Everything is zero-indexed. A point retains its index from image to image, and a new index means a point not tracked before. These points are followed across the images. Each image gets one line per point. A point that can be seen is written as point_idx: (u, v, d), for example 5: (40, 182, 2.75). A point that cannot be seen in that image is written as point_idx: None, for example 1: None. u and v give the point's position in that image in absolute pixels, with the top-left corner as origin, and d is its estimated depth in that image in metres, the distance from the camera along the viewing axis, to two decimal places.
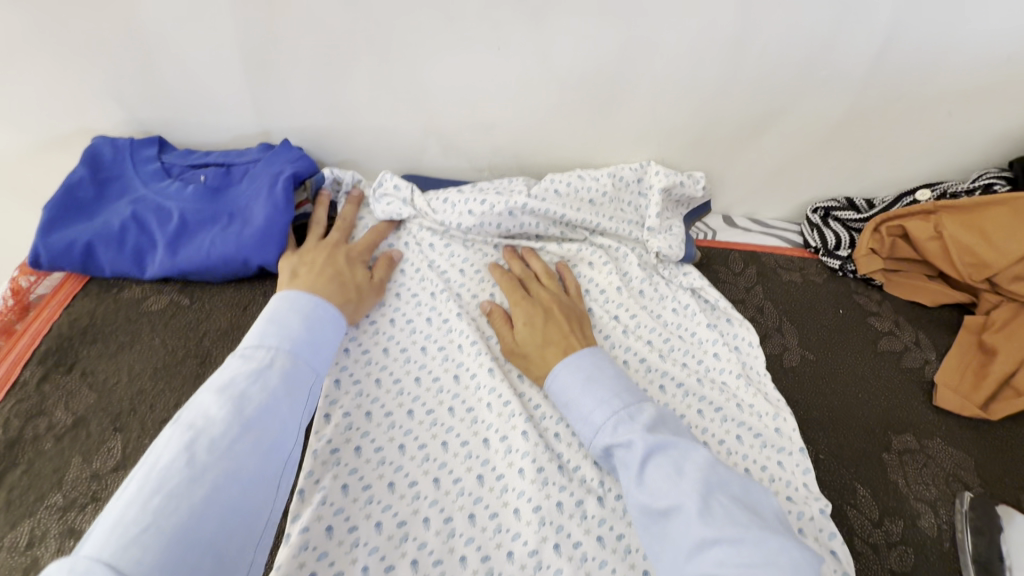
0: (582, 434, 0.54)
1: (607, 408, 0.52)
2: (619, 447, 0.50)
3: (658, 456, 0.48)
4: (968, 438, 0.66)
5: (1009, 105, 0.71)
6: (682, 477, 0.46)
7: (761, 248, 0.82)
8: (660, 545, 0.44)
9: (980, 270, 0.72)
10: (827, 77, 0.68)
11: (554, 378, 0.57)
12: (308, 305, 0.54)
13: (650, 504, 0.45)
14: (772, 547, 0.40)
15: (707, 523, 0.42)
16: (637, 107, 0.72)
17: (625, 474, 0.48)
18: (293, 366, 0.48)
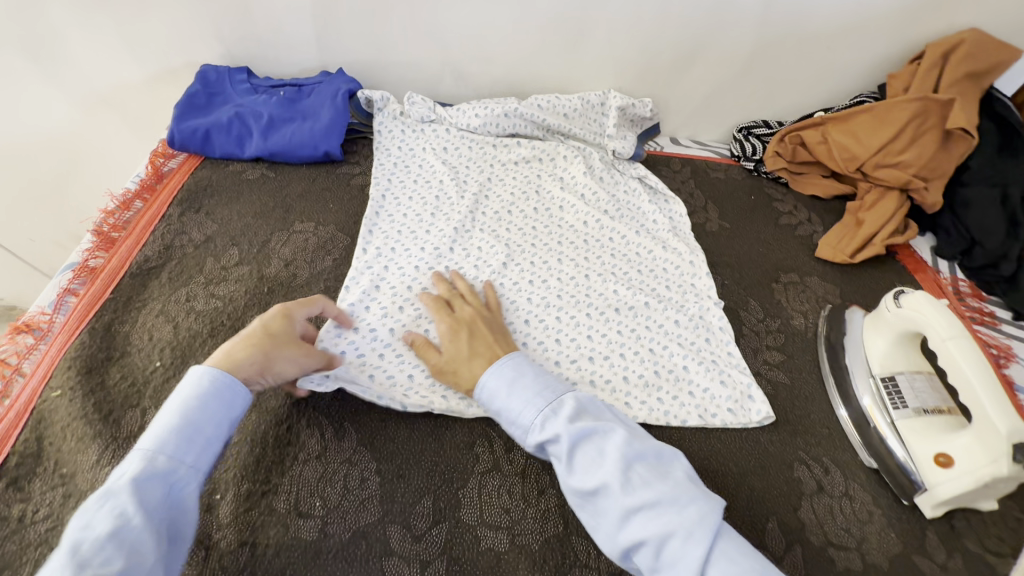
0: (515, 434, 0.59)
1: (532, 411, 0.57)
2: (550, 442, 0.56)
3: (583, 444, 0.55)
4: (836, 276, 0.91)
5: (872, 42, 0.96)
6: (604, 460, 0.54)
7: (696, 156, 1.08)
8: (598, 520, 0.53)
9: (854, 162, 0.97)
10: (733, 19, 0.94)
11: (483, 384, 0.61)
12: (192, 384, 0.51)
13: (584, 488, 0.53)
14: (684, 504, 0.51)
15: (630, 495, 0.51)
16: (597, 45, 0.98)
17: (558, 464, 0.56)
18: (154, 471, 0.46)
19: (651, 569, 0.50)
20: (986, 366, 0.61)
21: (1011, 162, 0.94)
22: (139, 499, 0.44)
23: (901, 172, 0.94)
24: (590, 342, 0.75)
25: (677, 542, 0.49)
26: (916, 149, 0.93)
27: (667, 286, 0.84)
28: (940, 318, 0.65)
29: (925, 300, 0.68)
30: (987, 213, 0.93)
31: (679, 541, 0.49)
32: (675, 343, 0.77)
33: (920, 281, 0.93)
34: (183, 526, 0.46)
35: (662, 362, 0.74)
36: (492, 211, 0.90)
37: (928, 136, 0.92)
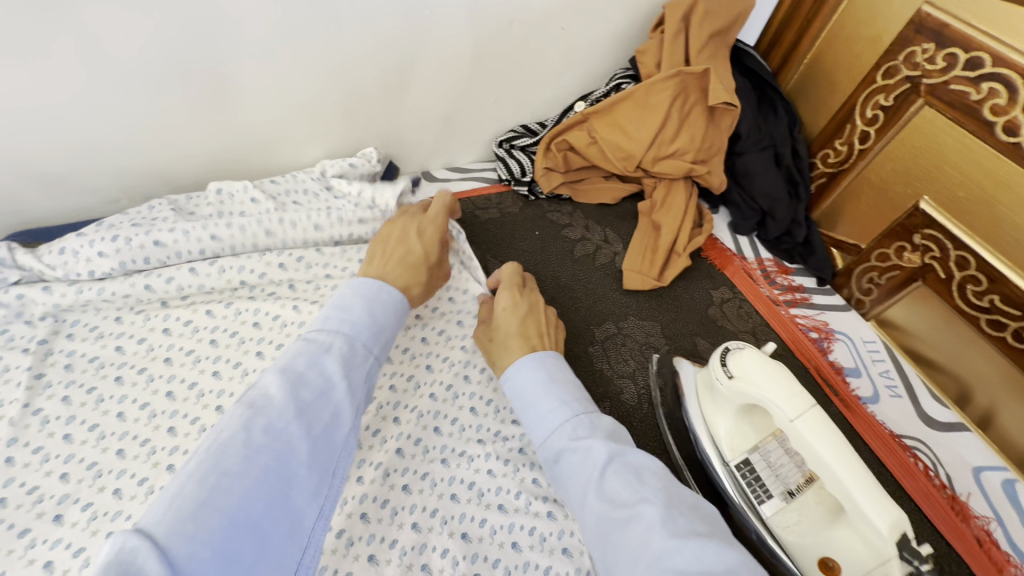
0: (537, 436, 0.52)
1: (559, 412, 0.51)
2: (578, 450, 0.48)
3: (617, 464, 0.46)
4: (653, 306, 0.76)
5: (608, 16, 0.79)
6: (642, 483, 0.45)
7: (458, 195, 0.84)
8: (617, 550, 0.42)
9: (630, 160, 0.81)
10: (436, 19, 0.68)
11: (522, 365, 0.56)
12: (370, 288, 0.53)
13: (612, 509, 0.43)
14: (732, 555, 0.39)
15: (672, 529, 0.40)
16: (260, 89, 0.66)
17: (582, 481, 0.46)
18: (352, 350, 0.48)
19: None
20: (842, 440, 0.48)
21: (774, 119, 0.86)
22: (341, 373, 0.45)
23: (680, 161, 0.80)
24: (378, 568, 0.49)
25: None
26: (687, 134, 0.79)
27: (474, 409, 0.63)
28: (774, 386, 0.52)
29: (754, 357, 0.55)
30: (769, 181, 0.85)
31: None
32: (494, 507, 0.55)
33: (732, 276, 0.83)
34: None
35: (484, 550, 0.52)
36: (185, 383, 0.58)
37: (695, 114, 0.79)
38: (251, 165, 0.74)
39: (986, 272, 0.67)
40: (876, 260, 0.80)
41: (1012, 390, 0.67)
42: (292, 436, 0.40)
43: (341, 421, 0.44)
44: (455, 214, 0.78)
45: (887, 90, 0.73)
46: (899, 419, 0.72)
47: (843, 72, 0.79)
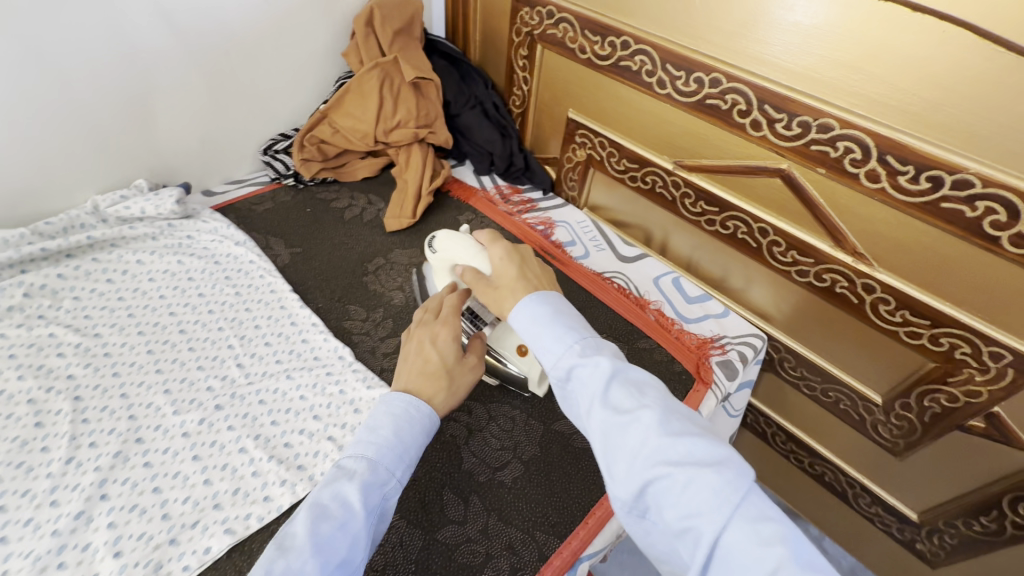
0: (544, 360, 0.56)
1: (563, 335, 0.55)
2: (582, 365, 0.53)
3: (620, 378, 0.51)
4: (412, 237, 0.98)
5: (309, 33, 1.00)
6: (644, 396, 0.49)
7: (237, 199, 1.00)
8: (618, 447, 0.47)
9: (368, 137, 1.03)
10: (154, 59, 0.85)
11: (523, 303, 0.60)
12: (400, 407, 0.55)
13: (615, 415, 0.49)
14: (720, 449, 0.45)
15: (668, 430, 0.46)
16: (8, 144, 0.78)
17: (589, 391, 0.51)
18: (373, 476, 0.51)
19: (683, 536, 0.43)
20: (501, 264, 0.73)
21: (472, 85, 1.13)
22: (360, 501, 0.48)
23: (406, 129, 1.04)
24: (201, 462, 0.65)
25: (708, 479, 0.43)
26: (402, 108, 1.03)
27: (268, 341, 0.79)
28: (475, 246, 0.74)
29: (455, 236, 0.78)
30: (481, 129, 1.11)
31: (711, 478, 0.43)
32: (295, 399, 0.73)
33: (475, 205, 1.08)
34: None
35: (289, 425, 0.70)
36: None
37: (403, 92, 1.03)
38: (19, 213, 0.83)
39: (613, 145, 0.98)
40: (567, 164, 1.11)
41: (677, 225, 0.99)
42: (308, 571, 0.42)
43: (357, 554, 0.46)
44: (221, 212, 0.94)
45: (522, 45, 1.03)
46: (604, 263, 1.00)
47: (499, 40, 1.09)
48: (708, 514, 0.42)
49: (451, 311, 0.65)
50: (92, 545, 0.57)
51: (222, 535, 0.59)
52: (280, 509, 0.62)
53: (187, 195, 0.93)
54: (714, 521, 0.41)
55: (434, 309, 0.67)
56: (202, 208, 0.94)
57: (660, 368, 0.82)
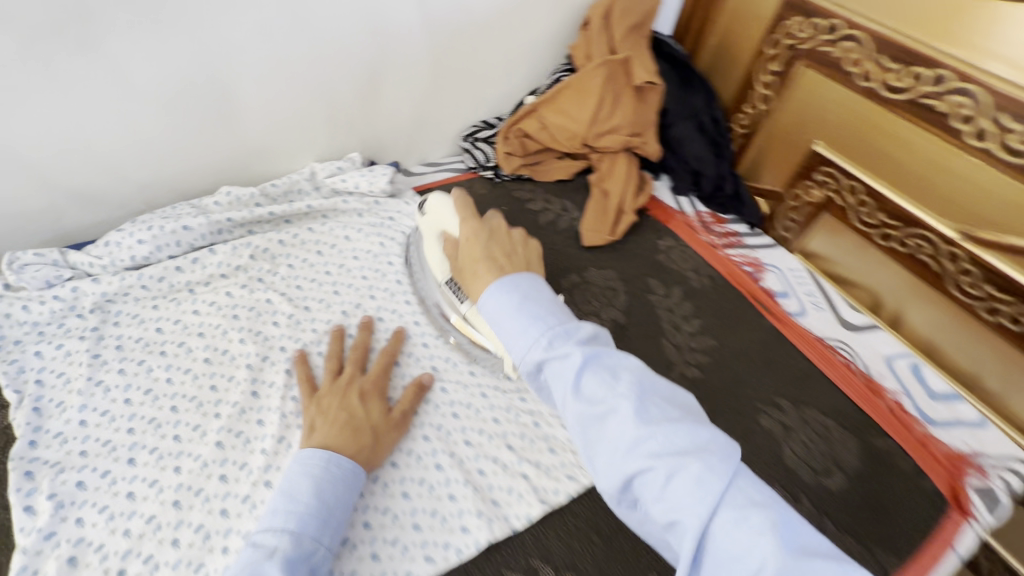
0: (515, 352, 0.52)
1: (528, 330, 0.51)
2: (553, 357, 0.49)
3: (594, 364, 0.47)
4: (608, 257, 0.90)
5: (540, 20, 0.94)
6: (616, 381, 0.46)
7: (435, 184, 0.97)
8: (599, 443, 0.45)
9: (576, 139, 0.95)
10: (395, 34, 0.82)
11: (489, 292, 0.55)
12: (319, 466, 0.54)
13: (590, 410, 0.45)
14: (704, 437, 0.43)
15: (642, 420, 0.43)
16: (256, 106, 0.79)
17: (560, 385, 0.48)
18: (297, 549, 0.48)
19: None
20: None
21: (693, 93, 1.00)
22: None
23: (619, 135, 0.94)
24: (400, 471, 0.62)
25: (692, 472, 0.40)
26: (620, 111, 0.93)
27: (462, 348, 0.75)
28: (455, 222, 0.71)
29: (443, 199, 0.76)
30: (696, 145, 0.99)
31: (696, 470, 0.40)
32: (490, 420, 0.68)
33: (675, 229, 0.97)
34: None
35: (483, 450, 0.65)
36: (218, 350, 0.69)
37: (624, 94, 0.93)
38: (250, 173, 0.85)
39: (874, 198, 0.81)
40: (791, 201, 0.95)
41: (921, 297, 0.81)
42: None
43: None
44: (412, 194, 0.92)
45: (776, 59, 0.89)
46: (823, 327, 0.86)
47: (741, 47, 0.95)
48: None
49: (373, 375, 0.67)
50: None
51: (422, 562, 0.56)
52: (477, 546, 0.57)
53: (396, 174, 0.92)
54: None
55: (336, 367, 0.67)
56: (407, 188, 0.93)
57: (901, 479, 0.68)
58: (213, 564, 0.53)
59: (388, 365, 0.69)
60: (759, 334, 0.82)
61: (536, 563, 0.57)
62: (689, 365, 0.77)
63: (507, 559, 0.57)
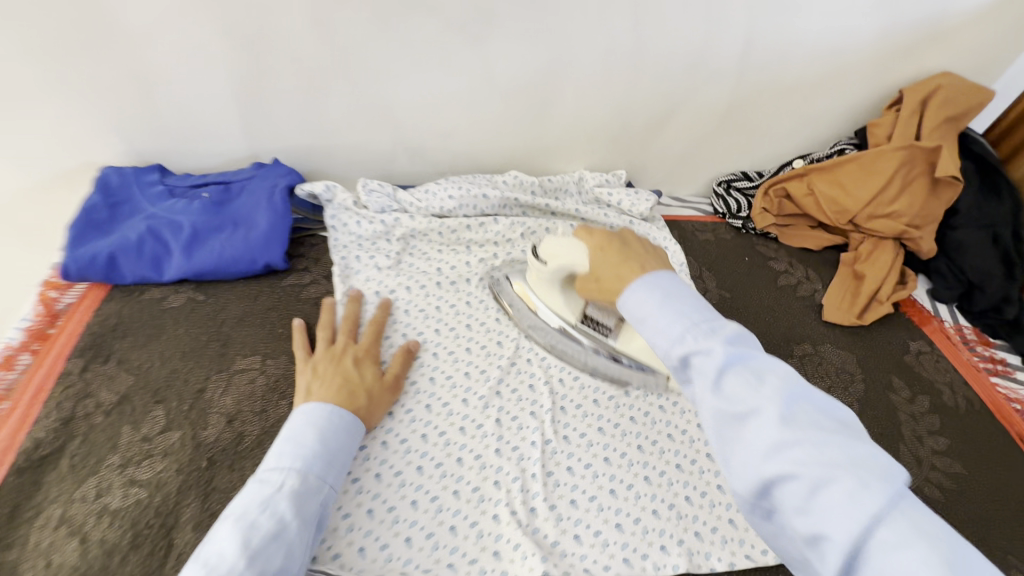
0: (657, 346, 0.48)
1: (675, 316, 0.47)
2: (692, 355, 0.45)
3: (737, 365, 0.43)
4: (851, 340, 0.85)
5: (848, 89, 0.92)
6: (762, 383, 0.41)
7: (681, 217, 1.00)
8: (737, 442, 0.41)
9: (845, 215, 0.91)
10: (707, 74, 0.86)
11: (632, 296, 0.51)
12: (323, 416, 0.56)
13: (727, 407, 0.42)
14: (861, 452, 0.38)
15: (791, 426, 0.39)
16: (565, 110, 0.89)
17: (701, 381, 0.44)
18: (304, 485, 0.50)
19: (814, 542, 0.37)
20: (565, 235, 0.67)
21: (997, 202, 0.90)
22: (293, 513, 0.47)
23: (895, 223, 0.89)
24: (610, 467, 0.66)
25: (842, 490, 0.36)
26: (906, 200, 0.88)
27: None
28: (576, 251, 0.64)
29: (559, 241, 0.67)
30: (981, 256, 0.89)
31: (846, 488, 0.36)
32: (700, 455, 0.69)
33: (930, 336, 0.88)
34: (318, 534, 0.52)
35: (692, 480, 0.67)
36: (477, 299, 0.81)
37: (917, 182, 0.88)
38: (534, 164, 0.97)
39: None
40: None
41: None
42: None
43: (294, 561, 0.46)
44: (661, 220, 0.97)
45: None
46: None
47: None
48: (829, 490, 0.37)
49: (365, 341, 0.69)
50: (521, 482, 0.63)
51: (621, 561, 0.59)
52: (674, 569, 0.60)
53: (655, 203, 0.97)
54: (860, 496, 0.35)
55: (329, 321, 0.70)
56: (659, 216, 0.98)
57: None
58: (453, 472, 0.63)
59: (377, 333, 0.71)
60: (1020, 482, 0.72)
61: None
62: (928, 483, 0.70)
63: None
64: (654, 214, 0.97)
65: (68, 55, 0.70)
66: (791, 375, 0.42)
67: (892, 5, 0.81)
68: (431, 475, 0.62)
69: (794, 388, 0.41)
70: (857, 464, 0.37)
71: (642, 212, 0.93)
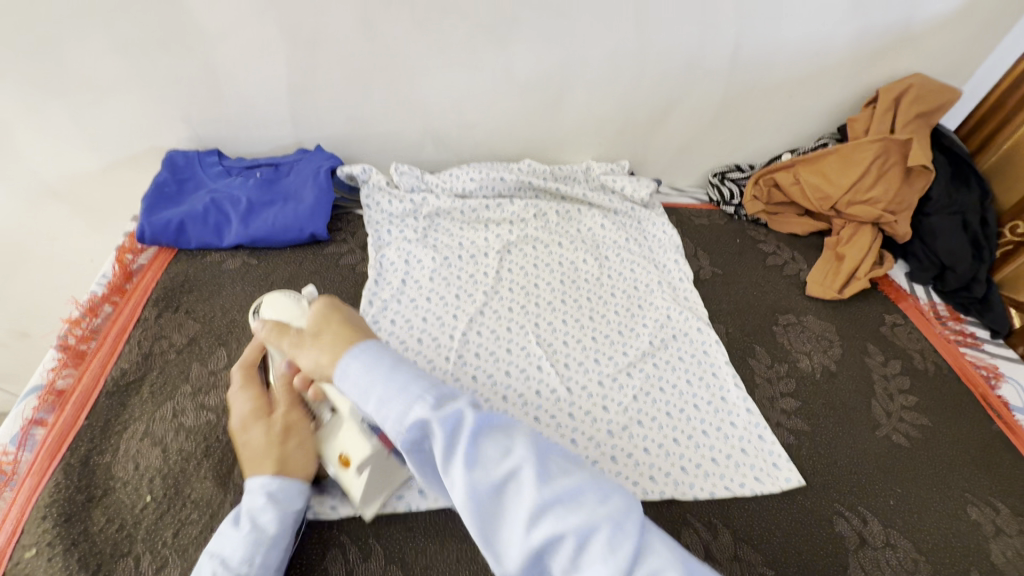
0: (387, 425, 0.43)
1: (402, 390, 0.44)
2: (423, 431, 0.42)
3: (487, 429, 0.42)
4: (831, 312, 0.94)
5: (829, 89, 1.02)
6: (512, 442, 0.42)
7: (679, 205, 1.10)
8: (507, 519, 0.39)
9: (828, 202, 1.00)
10: (702, 74, 0.97)
11: (341, 372, 0.48)
12: (263, 492, 0.54)
13: (486, 479, 0.39)
14: (604, 487, 0.40)
15: (547, 482, 0.39)
16: (575, 105, 0.99)
17: (447, 458, 0.40)
18: (240, 572, 0.49)
19: None
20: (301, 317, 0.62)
21: (967, 190, 1.00)
22: None
23: (873, 208, 0.98)
24: (607, 413, 0.74)
25: (603, 535, 0.37)
26: (883, 187, 0.97)
27: (676, 338, 0.85)
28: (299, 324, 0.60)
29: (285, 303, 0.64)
30: (954, 239, 0.98)
31: (605, 532, 0.37)
32: (691, 404, 0.76)
33: (905, 310, 0.97)
34: None
35: (680, 425, 0.74)
36: (494, 270, 0.90)
37: (893, 172, 0.97)
38: (546, 154, 1.07)
39: None
40: None
41: None
42: None
43: None
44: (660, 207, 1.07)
45: None
46: None
47: None
48: (595, 542, 0.37)
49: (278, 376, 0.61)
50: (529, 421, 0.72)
51: None
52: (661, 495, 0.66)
53: (654, 190, 1.07)
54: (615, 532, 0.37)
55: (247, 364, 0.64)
56: (658, 203, 1.07)
57: None
58: None
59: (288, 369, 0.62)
60: (981, 434, 0.80)
61: (718, 523, 0.65)
62: (896, 431, 0.78)
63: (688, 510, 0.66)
64: (655, 200, 1.07)
65: (148, 51, 0.82)
66: (531, 433, 0.44)
67: (865, 14, 0.91)
68: None
69: (533, 442, 0.42)
70: (607, 505, 0.39)
71: (642, 197, 1.02)
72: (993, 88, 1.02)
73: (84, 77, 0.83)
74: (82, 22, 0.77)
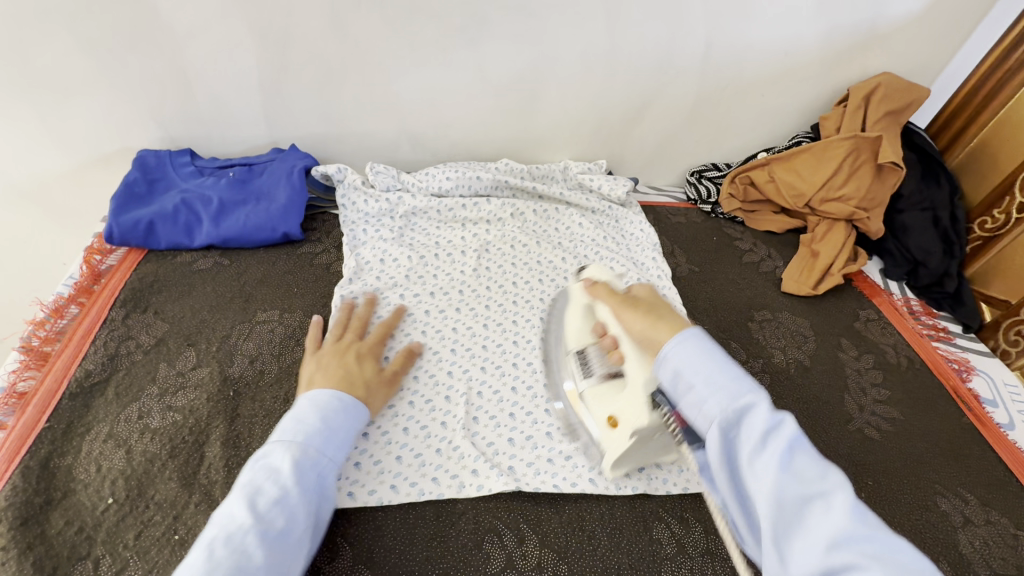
0: (701, 415, 0.49)
1: (729, 382, 0.49)
2: (736, 429, 0.47)
3: (800, 449, 0.45)
4: (805, 308, 0.95)
5: (801, 88, 1.04)
6: (826, 473, 0.43)
7: (656, 203, 1.11)
8: (799, 532, 0.41)
9: (801, 199, 1.01)
10: (675, 73, 0.98)
11: (666, 353, 0.53)
12: (326, 398, 0.57)
13: (796, 487, 0.42)
14: (904, 552, 0.39)
15: (856, 518, 0.40)
16: (550, 105, 1.00)
17: (760, 458, 0.44)
18: (307, 457, 0.52)
19: None
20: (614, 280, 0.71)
21: (936, 187, 1.01)
22: (295, 484, 0.50)
23: (846, 205, 0.99)
24: None
25: None
26: (855, 184, 0.98)
27: None
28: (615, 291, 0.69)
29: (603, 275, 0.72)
30: (924, 236, 1.00)
31: None
32: None
33: (879, 306, 0.98)
34: (325, 512, 0.53)
35: None
36: (470, 268, 0.90)
37: (864, 169, 0.99)
38: (523, 154, 1.08)
39: None
40: None
41: None
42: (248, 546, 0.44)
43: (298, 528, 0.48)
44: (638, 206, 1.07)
45: None
46: None
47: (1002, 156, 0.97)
48: None
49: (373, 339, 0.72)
50: (501, 417, 0.71)
51: (587, 481, 0.66)
52: (634, 490, 0.66)
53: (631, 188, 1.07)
54: None
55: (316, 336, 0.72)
56: (635, 202, 1.07)
57: None
58: (442, 408, 0.71)
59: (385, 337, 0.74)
60: (951, 426, 0.81)
61: (689, 518, 0.65)
62: (868, 424, 0.78)
63: (663, 505, 0.66)
64: (632, 199, 1.08)
65: (117, 50, 0.81)
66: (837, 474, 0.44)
67: (833, 14, 0.93)
68: (422, 409, 0.70)
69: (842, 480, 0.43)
70: (912, 568, 0.38)
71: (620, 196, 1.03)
72: (959, 87, 1.04)
73: (52, 76, 0.82)
74: (47, 21, 0.76)
